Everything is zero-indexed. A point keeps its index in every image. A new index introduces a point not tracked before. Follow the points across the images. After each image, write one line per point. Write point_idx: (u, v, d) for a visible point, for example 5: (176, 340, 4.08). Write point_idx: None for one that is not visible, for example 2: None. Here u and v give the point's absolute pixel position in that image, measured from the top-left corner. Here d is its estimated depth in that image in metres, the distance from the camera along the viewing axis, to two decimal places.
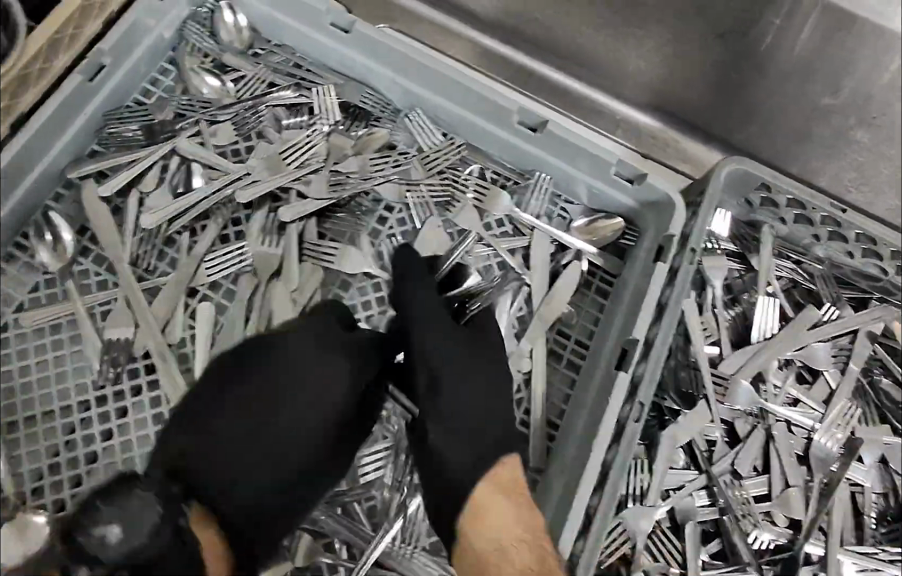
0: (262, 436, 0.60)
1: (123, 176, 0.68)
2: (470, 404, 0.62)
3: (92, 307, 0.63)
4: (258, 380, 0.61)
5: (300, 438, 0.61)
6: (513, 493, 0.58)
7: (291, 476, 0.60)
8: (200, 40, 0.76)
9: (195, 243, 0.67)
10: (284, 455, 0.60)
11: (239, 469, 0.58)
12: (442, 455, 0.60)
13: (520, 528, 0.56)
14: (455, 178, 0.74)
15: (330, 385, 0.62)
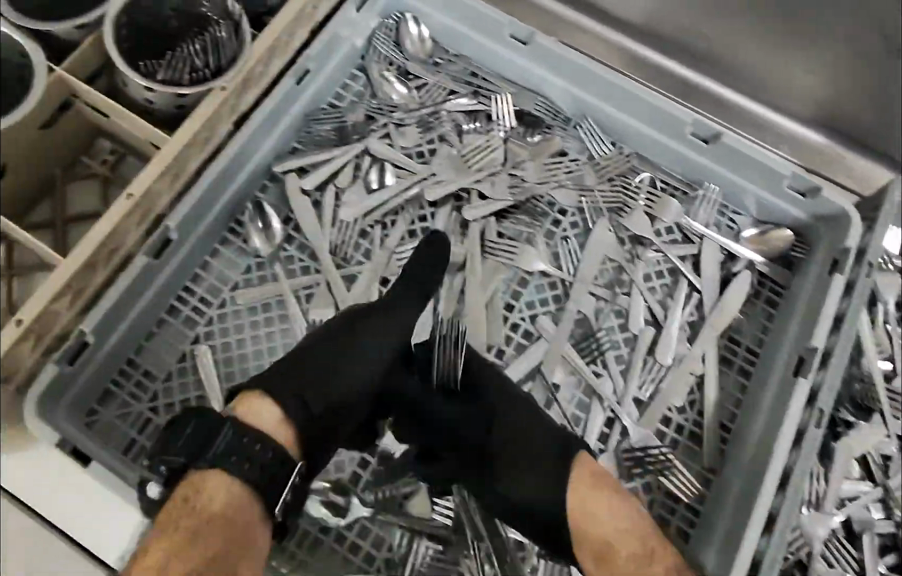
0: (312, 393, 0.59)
1: (324, 171, 0.74)
2: (513, 444, 0.60)
3: (297, 290, 0.69)
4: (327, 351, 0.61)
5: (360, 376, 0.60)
6: (598, 488, 0.57)
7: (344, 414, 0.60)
8: (388, 50, 0.79)
9: (388, 235, 0.72)
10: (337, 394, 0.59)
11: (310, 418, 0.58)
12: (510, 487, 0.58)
13: (614, 524, 0.55)
14: (625, 186, 0.76)
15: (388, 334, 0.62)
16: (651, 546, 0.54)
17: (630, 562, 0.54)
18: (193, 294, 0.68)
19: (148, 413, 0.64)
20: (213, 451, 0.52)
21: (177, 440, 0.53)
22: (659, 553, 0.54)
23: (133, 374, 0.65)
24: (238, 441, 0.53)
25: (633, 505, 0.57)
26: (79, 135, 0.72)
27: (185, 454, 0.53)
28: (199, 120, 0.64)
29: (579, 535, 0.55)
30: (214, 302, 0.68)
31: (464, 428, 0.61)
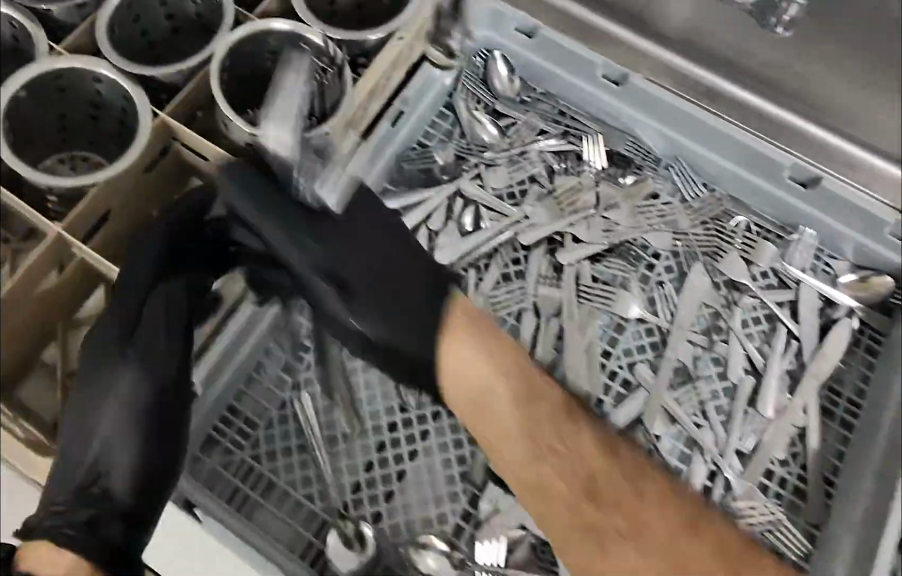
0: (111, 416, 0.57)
1: (419, 213, 0.73)
2: (387, 271, 0.63)
3: None
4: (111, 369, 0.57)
5: (115, 419, 0.57)
6: (467, 328, 0.62)
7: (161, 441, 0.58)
8: (477, 89, 0.78)
9: (482, 279, 0.72)
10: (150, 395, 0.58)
11: (121, 446, 0.56)
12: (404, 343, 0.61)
13: (490, 363, 0.61)
14: (719, 230, 0.75)
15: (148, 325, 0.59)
16: (536, 395, 0.62)
17: (511, 412, 0.61)
18: (291, 339, 0.68)
19: (250, 462, 0.63)
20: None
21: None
22: (544, 399, 0.62)
23: (234, 421, 0.64)
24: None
25: (497, 341, 0.63)
26: (177, 177, 0.72)
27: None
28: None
29: (453, 382, 0.61)
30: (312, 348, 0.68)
31: (350, 260, 0.61)
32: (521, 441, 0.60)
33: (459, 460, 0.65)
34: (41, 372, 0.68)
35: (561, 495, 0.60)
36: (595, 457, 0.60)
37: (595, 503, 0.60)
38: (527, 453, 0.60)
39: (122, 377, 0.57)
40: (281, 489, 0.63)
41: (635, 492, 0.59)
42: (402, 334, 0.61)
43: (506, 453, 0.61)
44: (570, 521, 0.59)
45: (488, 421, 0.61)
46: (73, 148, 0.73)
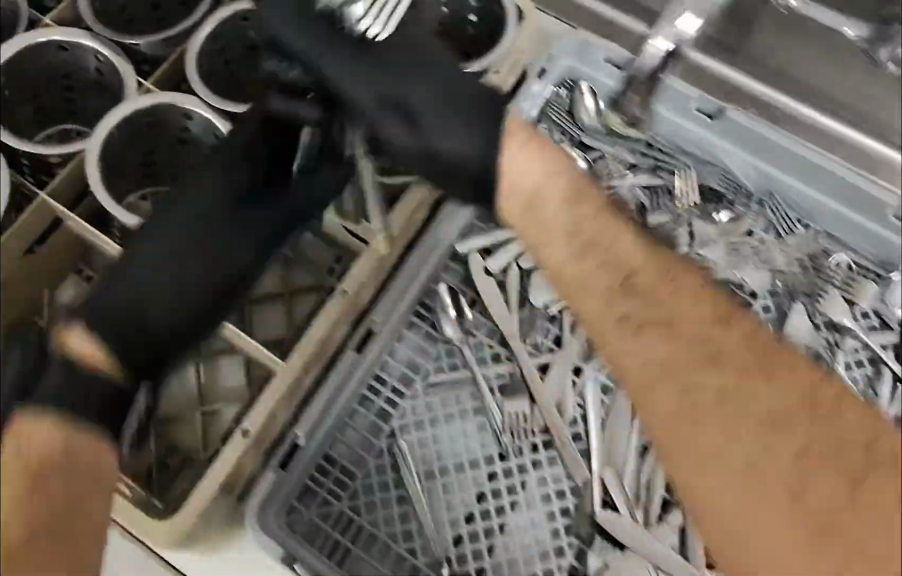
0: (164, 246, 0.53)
1: (509, 252, 0.71)
2: (444, 73, 0.55)
3: (488, 381, 0.67)
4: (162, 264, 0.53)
5: (166, 236, 0.53)
6: (538, 148, 0.51)
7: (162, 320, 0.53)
8: (562, 123, 0.77)
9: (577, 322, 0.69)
10: (193, 276, 0.53)
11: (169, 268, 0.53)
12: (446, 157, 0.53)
13: (557, 176, 0.51)
14: (818, 268, 0.75)
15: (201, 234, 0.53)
16: (596, 220, 0.50)
17: (570, 233, 0.50)
18: (385, 385, 0.66)
19: (349, 513, 0.62)
20: (57, 383, 0.51)
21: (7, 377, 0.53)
22: (606, 223, 0.51)
23: (331, 471, 0.63)
24: (73, 377, 0.51)
25: (567, 167, 0.51)
26: None
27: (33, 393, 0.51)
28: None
29: (514, 179, 0.51)
30: (407, 393, 0.66)
31: (370, 90, 0.53)
32: (588, 264, 0.50)
33: (562, 512, 0.64)
34: None
35: (608, 311, 0.49)
36: (668, 290, 0.49)
37: (640, 330, 0.49)
38: (592, 278, 0.50)
39: (179, 267, 0.53)
40: (383, 542, 0.61)
41: (712, 330, 0.49)
42: (435, 109, 0.54)
43: (561, 265, 0.50)
44: (668, 404, 0.48)
45: (540, 222, 0.50)
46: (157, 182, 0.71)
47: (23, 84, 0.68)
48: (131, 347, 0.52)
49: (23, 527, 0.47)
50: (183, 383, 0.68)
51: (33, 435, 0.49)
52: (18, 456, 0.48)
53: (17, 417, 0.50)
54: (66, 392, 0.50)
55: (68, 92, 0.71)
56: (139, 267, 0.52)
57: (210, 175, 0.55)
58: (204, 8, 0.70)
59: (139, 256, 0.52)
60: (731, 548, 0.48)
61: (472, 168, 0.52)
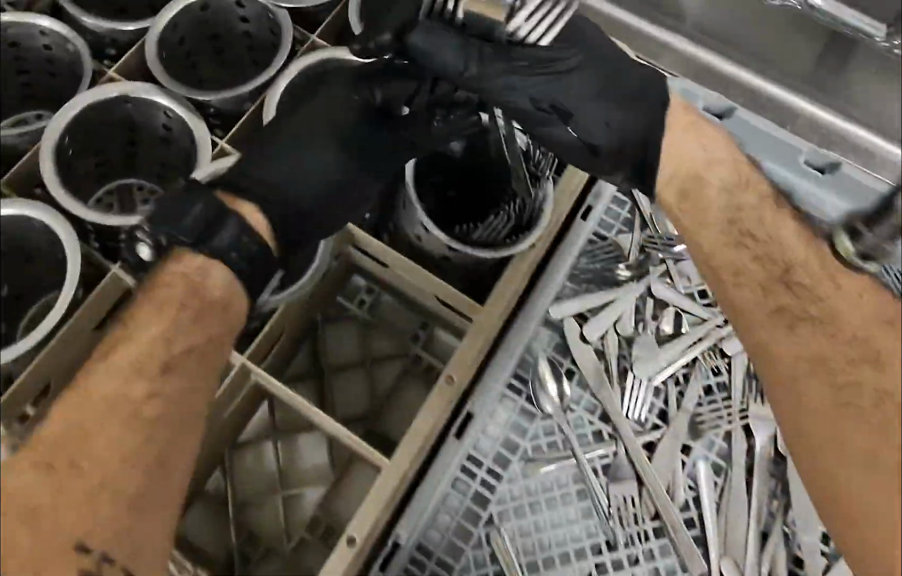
0: (296, 159, 0.51)
1: (608, 318, 0.66)
2: (605, 56, 0.52)
3: (590, 460, 0.62)
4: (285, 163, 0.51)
5: (314, 129, 0.51)
6: (684, 152, 0.53)
7: (325, 177, 0.52)
8: None
9: (683, 395, 0.64)
10: (333, 174, 0.52)
11: (290, 172, 0.51)
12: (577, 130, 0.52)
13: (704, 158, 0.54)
14: None
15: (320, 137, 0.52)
16: (758, 209, 0.53)
17: (728, 223, 0.53)
18: (480, 467, 0.62)
19: None
20: (221, 244, 0.47)
21: (185, 213, 0.46)
22: (769, 215, 0.53)
23: (427, 563, 0.58)
24: (239, 242, 0.47)
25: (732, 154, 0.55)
26: (339, 280, 0.67)
27: (192, 233, 0.46)
28: (512, 284, 0.57)
29: (686, 155, 0.53)
30: (504, 475, 0.62)
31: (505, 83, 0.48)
32: (742, 257, 0.53)
33: None
34: (205, 500, 0.62)
35: (764, 304, 0.52)
36: (831, 286, 0.51)
37: (797, 324, 0.51)
38: (748, 270, 0.53)
39: (296, 182, 0.51)
40: None
41: (872, 326, 0.50)
42: (586, 92, 0.51)
43: (715, 253, 0.54)
44: (818, 401, 0.50)
45: (703, 201, 0.53)
46: None
47: (89, 139, 0.64)
48: (286, 226, 0.51)
49: (144, 387, 0.46)
50: (261, 463, 0.64)
51: (206, 291, 0.47)
52: (164, 292, 0.46)
53: (171, 263, 0.47)
54: (236, 250, 0.47)
55: (134, 147, 0.68)
56: (279, 175, 0.51)
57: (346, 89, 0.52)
58: (284, 58, 0.65)
59: (271, 171, 0.50)
60: (857, 519, 0.48)
61: (625, 159, 0.53)
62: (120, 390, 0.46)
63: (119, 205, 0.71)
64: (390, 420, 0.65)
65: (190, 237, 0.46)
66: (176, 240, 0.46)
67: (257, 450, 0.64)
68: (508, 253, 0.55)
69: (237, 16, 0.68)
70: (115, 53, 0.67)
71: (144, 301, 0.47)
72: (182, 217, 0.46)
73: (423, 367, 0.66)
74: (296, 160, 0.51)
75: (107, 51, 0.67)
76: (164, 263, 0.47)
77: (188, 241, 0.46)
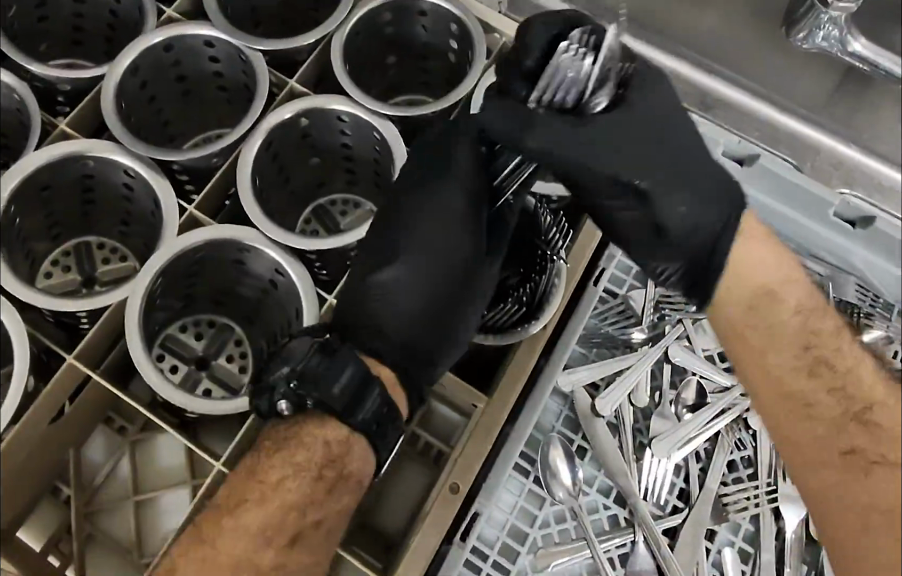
0: (418, 271, 0.49)
1: (622, 390, 0.60)
2: (672, 138, 0.48)
3: (607, 550, 0.56)
4: (405, 282, 0.49)
5: (412, 251, 0.49)
6: (763, 307, 0.50)
7: (467, 277, 0.50)
8: None
9: (706, 473, 0.59)
10: (472, 289, 0.51)
11: (419, 290, 0.49)
12: (675, 207, 0.47)
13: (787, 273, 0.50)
14: None
15: (442, 255, 0.49)
16: (837, 339, 0.50)
17: (802, 348, 0.50)
18: (486, 559, 0.55)
19: None
20: (365, 415, 0.46)
21: (335, 381, 0.45)
22: (847, 348, 0.50)
23: None
24: (380, 412, 0.47)
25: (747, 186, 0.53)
26: None
27: (342, 403, 0.45)
28: (522, 373, 0.54)
29: (755, 271, 0.49)
30: (512, 567, 0.55)
31: (567, 138, 0.45)
32: (814, 387, 0.50)
33: None
34: None
35: (836, 439, 0.49)
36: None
37: (871, 466, 0.49)
38: (819, 401, 0.50)
39: (424, 291, 0.49)
40: None
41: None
42: (665, 160, 0.47)
43: (783, 378, 0.50)
44: (880, 532, 0.48)
45: (773, 317, 0.49)
46: (193, 313, 0.59)
47: (40, 201, 0.56)
48: (443, 317, 0.50)
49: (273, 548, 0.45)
50: None
51: (345, 463, 0.46)
52: (302, 458, 0.45)
53: (312, 423, 0.46)
54: (375, 421, 0.46)
55: (92, 205, 0.60)
56: (384, 304, 0.49)
57: (444, 204, 0.49)
58: (261, 104, 0.58)
59: (390, 310, 0.49)
60: None
61: (699, 239, 0.48)
62: (246, 549, 0.44)
63: (78, 267, 0.63)
64: (385, 509, 0.57)
65: (339, 403, 0.45)
66: (326, 404, 0.45)
67: None
68: (520, 337, 0.53)
69: (206, 56, 0.61)
70: (67, 103, 0.60)
71: (277, 459, 0.46)
72: (331, 390, 0.45)
73: (420, 446, 0.59)
74: (421, 281, 0.49)
75: (57, 100, 0.60)
76: (305, 422, 0.46)
77: (337, 410, 0.45)
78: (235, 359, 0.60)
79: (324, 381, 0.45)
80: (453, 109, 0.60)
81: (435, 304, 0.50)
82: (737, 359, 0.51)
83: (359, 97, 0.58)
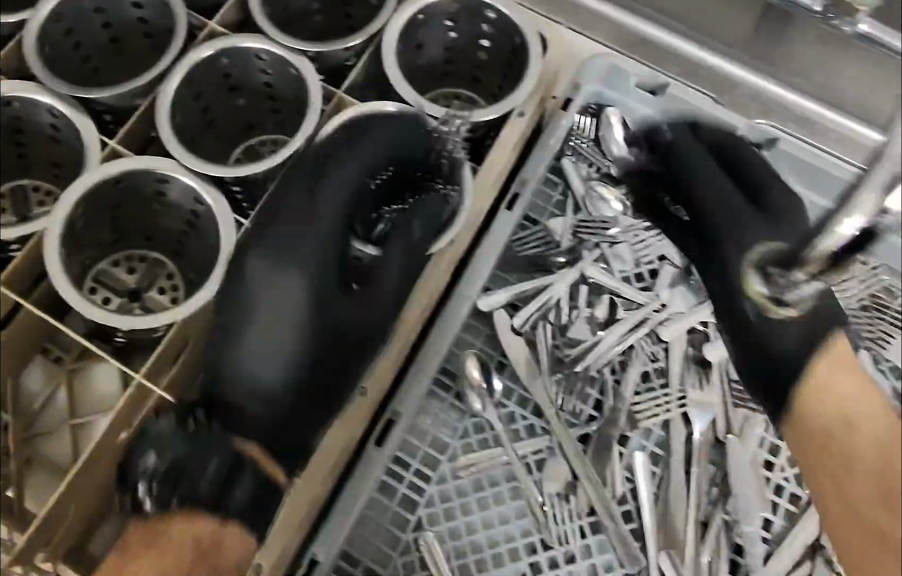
0: (272, 330, 0.47)
1: (537, 309, 0.63)
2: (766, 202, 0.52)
3: (524, 456, 0.60)
4: (263, 333, 0.47)
5: (276, 322, 0.47)
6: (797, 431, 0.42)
7: (324, 331, 0.48)
8: (590, 154, 0.69)
9: (619, 384, 0.62)
10: (347, 337, 0.49)
11: (277, 339, 0.47)
12: (736, 223, 0.49)
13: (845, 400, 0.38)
14: (880, 313, 0.67)
15: (294, 312, 0.47)
16: (899, 440, 0.36)
17: (848, 463, 0.37)
18: (408, 468, 0.58)
19: None
20: (238, 499, 0.45)
21: (203, 475, 0.45)
22: None
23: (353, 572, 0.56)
24: (259, 489, 0.46)
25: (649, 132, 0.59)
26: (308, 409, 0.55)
27: (212, 493, 0.44)
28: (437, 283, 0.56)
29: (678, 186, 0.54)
30: (433, 476, 0.59)
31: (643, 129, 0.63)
32: (878, 507, 0.36)
33: None
34: None
35: None
36: None
37: None
38: (880, 518, 0.36)
39: (281, 347, 0.47)
40: None
41: None
42: (733, 201, 0.51)
43: (855, 500, 0.37)
44: None
45: (813, 423, 0.39)
46: (126, 247, 0.62)
47: None
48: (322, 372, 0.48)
49: None
50: None
51: (217, 559, 0.43)
52: (171, 558, 0.41)
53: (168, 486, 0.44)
54: (250, 504, 0.45)
55: (23, 148, 0.62)
56: (258, 359, 0.47)
57: (305, 266, 0.48)
58: (178, 46, 0.60)
59: (254, 367, 0.47)
60: None
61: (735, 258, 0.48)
62: None
63: (14, 209, 0.66)
64: None
65: (206, 495, 0.44)
66: (191, 499, 0.44)
67: None
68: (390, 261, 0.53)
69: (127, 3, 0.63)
70: None
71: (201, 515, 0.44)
72: (198, 482, 0.44)
73: None
74: (277, 336, 0.47)
75: None
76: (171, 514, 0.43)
77: (207, 502, 0.44)
78: (167, 292, 0.63)
79: (187, 475, 0.45)
80: (368, 44, 0.63)
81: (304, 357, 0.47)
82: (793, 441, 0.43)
83: (273, 34, 0.61)
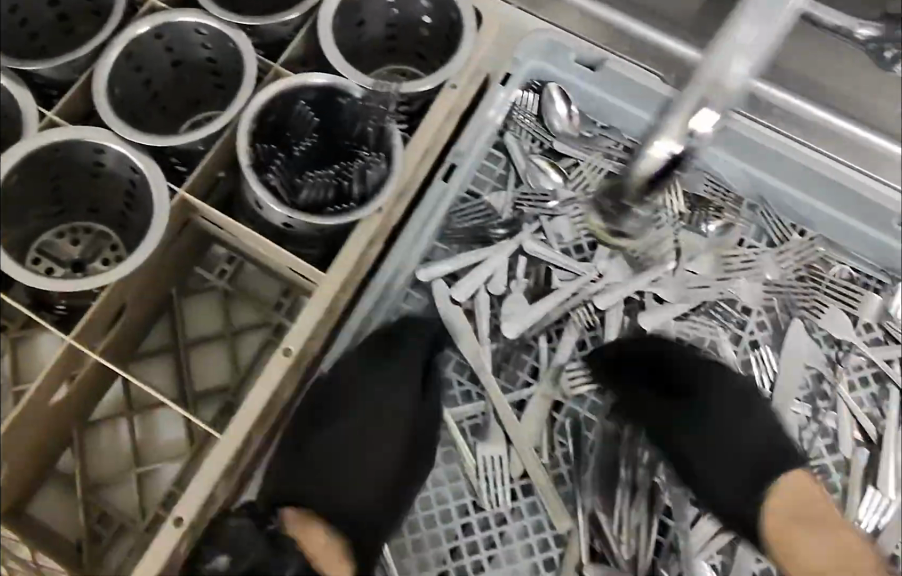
0: (337, 458, 0.57)
1: (475, 281, 0.64)
2: (742, 431, 0.60)
3: (460, 421, 0.62)
4: (336, 450, 0.58)
5: (342, 460, 0.58)
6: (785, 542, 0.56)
7: (381, 461, 0.58)
8: (530, 127, 0.70)
9: (555, 352, 0.64)
10: (398, 459, 0.58)
11: (345, 453, 0.58)
12: (723, 467, 0.59)
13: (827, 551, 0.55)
14: (816, 283, 0.68)
15: (358, 440, 0.58)
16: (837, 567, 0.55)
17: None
18: None
19: None
20: None
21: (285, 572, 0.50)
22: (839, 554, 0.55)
23: None
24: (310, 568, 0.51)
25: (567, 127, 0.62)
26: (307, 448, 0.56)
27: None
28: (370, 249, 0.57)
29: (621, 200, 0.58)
30: None
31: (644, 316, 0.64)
32: None
33: (546, 564, 0.59)
34: (56, 483, 0.59)
35: None
36: None
37: None
38: None
39: (347, 480, 0.57)
40: None
41: None
42: (722, 422, 0.61)
43: None
44: None
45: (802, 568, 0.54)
46: (70, 218, 0.64)
47: None
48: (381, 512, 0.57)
49: None
50: (115, 439, 0.60)
51: None
52: None
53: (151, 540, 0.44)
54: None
55: None
56: (331, 481, 0.57)
57: (362, 394, 0.59)
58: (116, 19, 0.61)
59: (333, 496, 0.57)
60: None
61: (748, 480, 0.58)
62: None
63: None
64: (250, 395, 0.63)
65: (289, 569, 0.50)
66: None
67: (111, 426, 0.60)
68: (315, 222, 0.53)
69: None
70: None
71: None
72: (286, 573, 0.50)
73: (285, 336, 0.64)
74: (348, 461, 0.58)
75: None
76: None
77: None
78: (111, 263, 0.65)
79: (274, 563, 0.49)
80: (305, 19, 0.64)
81: (367, 476, 0.57)
82: (757, 542, 0.57)
83: (209, 7, 0.61)
